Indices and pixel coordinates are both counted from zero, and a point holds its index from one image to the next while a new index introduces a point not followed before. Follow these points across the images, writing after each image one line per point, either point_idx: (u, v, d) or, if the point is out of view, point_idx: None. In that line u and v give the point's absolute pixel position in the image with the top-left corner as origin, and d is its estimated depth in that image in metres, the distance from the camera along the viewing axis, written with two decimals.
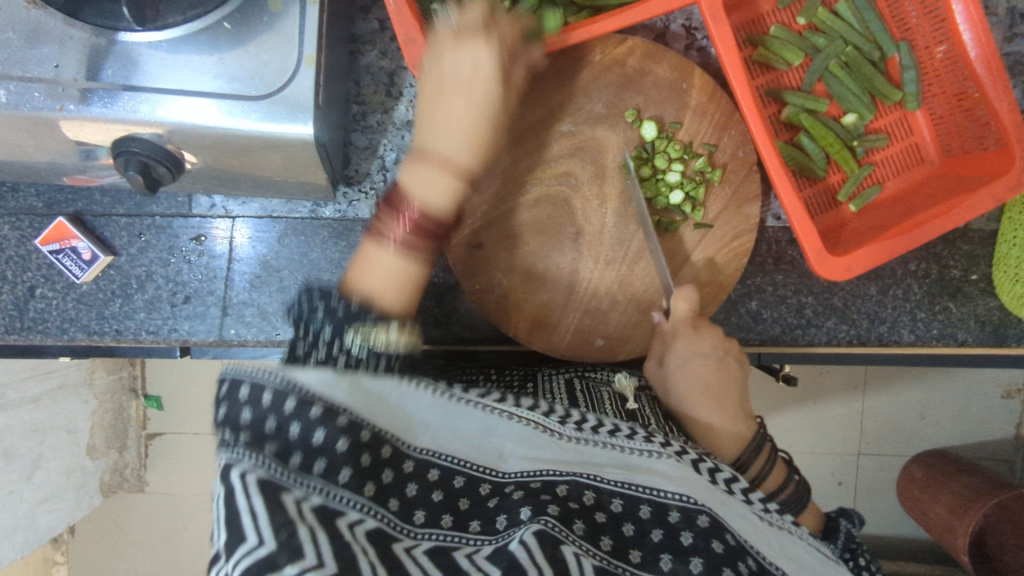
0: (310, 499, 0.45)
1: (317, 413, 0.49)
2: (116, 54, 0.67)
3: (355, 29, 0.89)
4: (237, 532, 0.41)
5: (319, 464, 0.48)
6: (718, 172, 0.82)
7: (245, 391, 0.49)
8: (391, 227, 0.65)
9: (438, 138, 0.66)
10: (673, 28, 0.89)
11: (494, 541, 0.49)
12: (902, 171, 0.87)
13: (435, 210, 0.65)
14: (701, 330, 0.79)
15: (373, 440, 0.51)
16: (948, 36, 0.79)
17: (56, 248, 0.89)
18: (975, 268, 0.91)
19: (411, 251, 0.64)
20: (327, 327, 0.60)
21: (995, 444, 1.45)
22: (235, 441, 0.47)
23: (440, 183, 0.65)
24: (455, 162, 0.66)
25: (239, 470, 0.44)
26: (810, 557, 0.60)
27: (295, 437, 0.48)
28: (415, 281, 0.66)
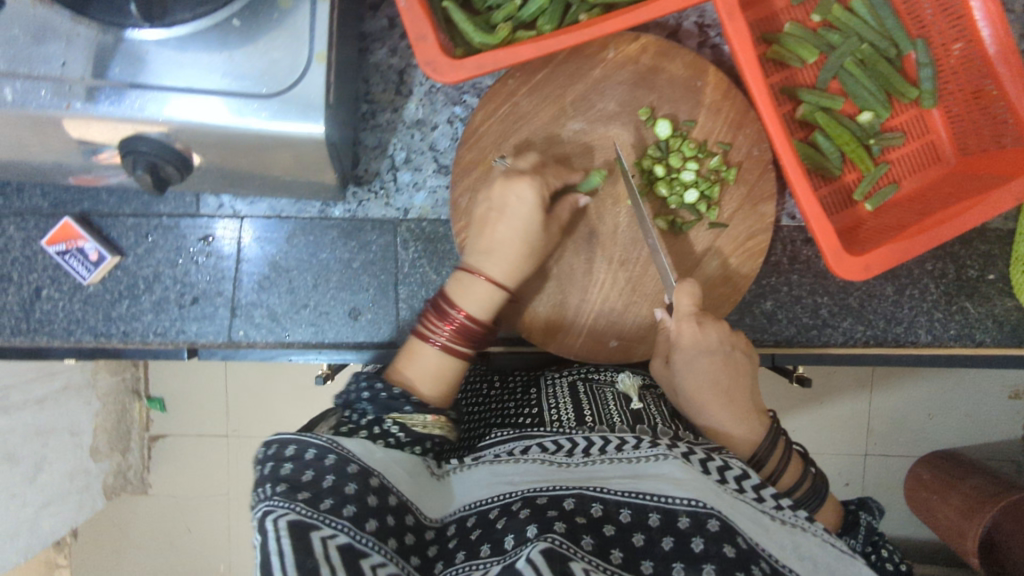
0: (337, 539, 0.50)
1: (354, 469, 0.57)
2: (124, 52, 0.66)
3: (364, 26, 0.88)
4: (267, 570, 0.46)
5: (348, 509, 0.53)
6: (733, 171, 0.81)
7: (289, 449, 0.58)
8: (438, 330, 0.73)
9: (484, 260, 0.74)
10: (686, 25, 0.88)
11: (503, 560, 0.51)
12: (918, 170, 0.86)
13: (478, 319, 0.74)
14: (707, 326, 0.76)
15: (399, 504, 0.58)
16: (966, 33, 0.79)
17: (63, 249, 0.88)
18: (992, 268, 0.90)
19: (453, 351, 0.73)
20: (369, 411, 0.68)
21: (1004, 445, 1.43)
22: (275, 490, 0.53)
23: (485, 297, 0.74)
24: (501, 281, 0.74)
25: (275, 516, 0.50)
26: (827, 555, 0.57)
27: (329, 485, 0.54)
28: (454, 377, 0.74)
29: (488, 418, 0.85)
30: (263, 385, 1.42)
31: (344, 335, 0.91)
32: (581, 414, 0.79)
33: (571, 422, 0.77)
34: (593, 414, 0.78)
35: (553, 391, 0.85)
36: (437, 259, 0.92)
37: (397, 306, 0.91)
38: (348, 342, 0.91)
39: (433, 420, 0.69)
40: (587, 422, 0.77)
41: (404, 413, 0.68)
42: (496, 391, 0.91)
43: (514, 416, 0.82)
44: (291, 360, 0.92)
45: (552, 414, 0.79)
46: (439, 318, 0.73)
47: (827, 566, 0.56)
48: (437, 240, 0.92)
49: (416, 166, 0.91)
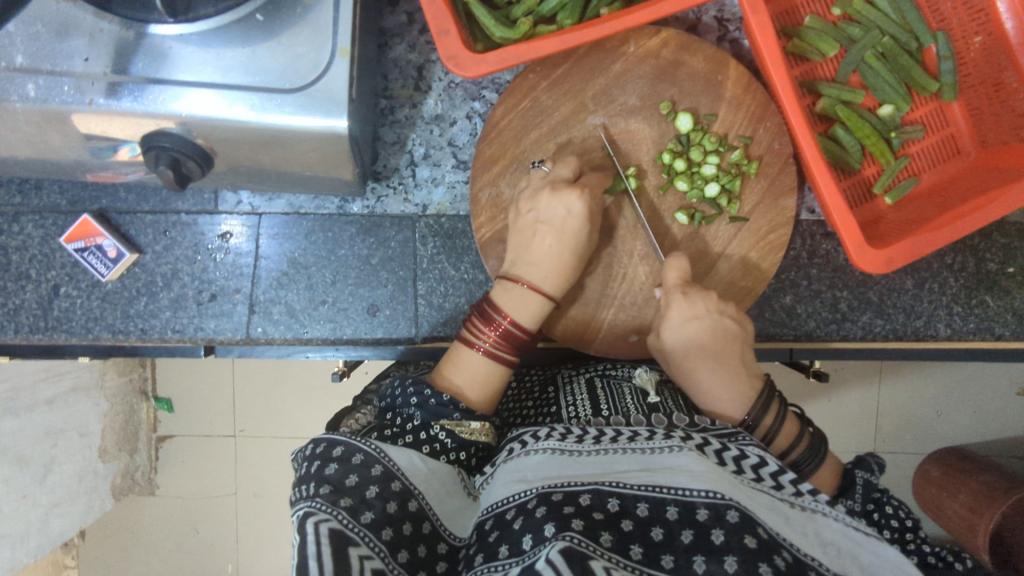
0: (372, 560, 0.52)
1: (397, 487, 0.60)
2: (146, 49, 0.66)
3: (383, 22, 0.89)
4: (303, 568, 0.48)
5: (386, 532, 0.56)
6: (754, 164, 0.81)
7: (337, 450, 0.61)
8: (482, 335, 0.75)
9: (531, 271, 0.76)
10: (705, 19, 0.89)
11: (522, 561, 0.51)
12: (937, 163, 0.86)
13: (523, 323, 0.76)
14: (692, 294, 0.76)
15: (432, 532, 0.60)
16: (988, 26, 0.81)
17: (81, 246, 0.88)
18: (1012, 260, 0.90)
19: (499, 358, 0.75)
20: (417, 416, 0.70)
21: (1012, 440, 1.44)
22: (319, 491, 0.57)
23: (530, 303, 0.76)
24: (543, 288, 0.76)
25: (319, 519, 0.53)
26: (850, 541, 0.55)
27: (370, 498, 0.57)
28: (498, 383, 0.76)
29: (507, 419, 0.86)
30: (274, 383, 1.41)
31: (362, 331, 0.91)
32: (598, 408, 0.78)
33: (588, 417, 0.76)
34: (609, 407, 0.78)
35: (570, 388, 0.84)
36: (456, 254, 0.91)
37: (416, 302, 0.91)
38: (366, 338, 0.91)
39: (477, 426, 0.71)
40: (603, 415, 0.76)
41: (454, 419, 0.70)
42: (513, 392, 0.91)
43: (534, 415, 0.83)
44: (309, 358, 0.92)
45: (569, 411, 0.79)
46: (484, 325, 0.75)
47: (853, 556, 0.54)
48: (456, 236, 0.92)
49: (434, 162, 0.91)
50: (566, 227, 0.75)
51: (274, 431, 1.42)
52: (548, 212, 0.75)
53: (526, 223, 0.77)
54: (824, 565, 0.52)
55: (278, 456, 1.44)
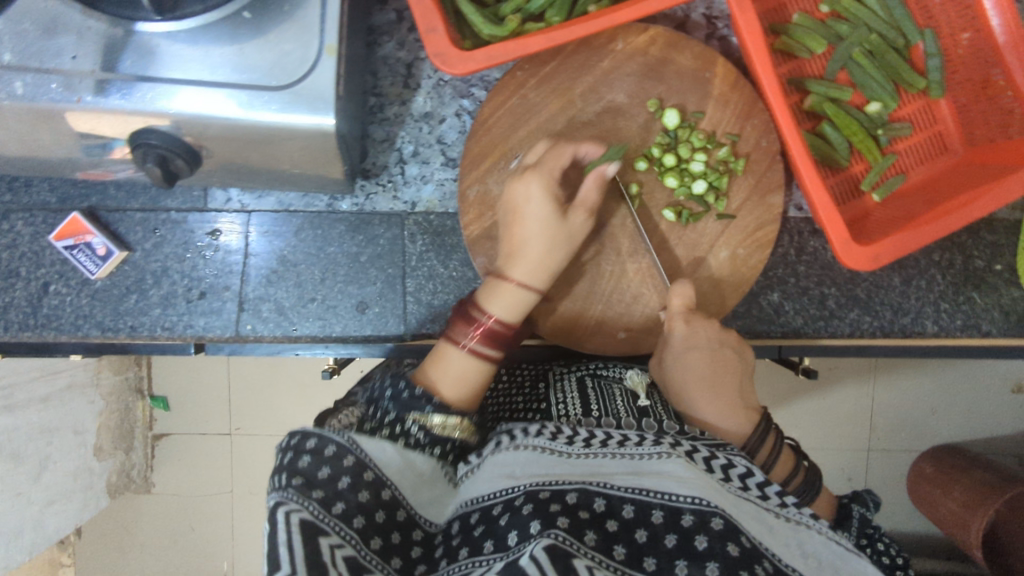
0: (342, 548, 0.54)
1: (369, 477, 0.61)
2: (135, 45, 0.66)
3: (373, 19, 0.89)
4: (275, 559, 0.49)
5: (358, 521, 0.58)
6: (741, 162, 0.81)
7: (310, 441, 0.62)
8: (465, 332, 0.74)
9: (514, 265, 0.75)
10: (694, 17, 0.89)
11: (506, 556, 0.52)
12: (925, 161, 0.86)
13: (506, 319, 0.74)
14: (694, 322, 0.77)
15: (407, 521, 0.62)
16: (975, 23, 0.79)
17: (71, 243, 0.88)
18: (999, 258, 0.91)
19: (482, 355, 0.74)
20: (390, 411, 0.69)
21: (1006, 438, 1.44)
22: (291, 482, 0.58)
23: (514, 298, 0.74)
24: (535, 279, 0.75)
25: (288, 510, 0.54)
26: (831, 554, 0.57)
27: (342, 489, 0.59)
28: (479, 381, 0.74)
29: (495, 414, 0.86)
30: (267, 381, 1.41)
31: (352, 329, 0.91)
32: (587, 407, 0.78)
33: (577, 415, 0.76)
34: (598, 407, 0.78)
35: (561, 386, 0.84)
36: (445, 251, 0.92)
37: (405, 299, 0.91)
38: (355, 335, 0.91)
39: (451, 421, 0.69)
40: (593, 415, 0.76)
41: (423, 412, 0.69)
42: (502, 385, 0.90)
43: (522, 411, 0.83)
44: (298, 355, 0.91)
45: (559, 410, 0.79)
46: (468, 324, 0.74)
47: (831, 566, 0.56)
48: (445, 233, 0.92)
49: (424, 159, 0.92)
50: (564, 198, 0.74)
51: (269, 429, 1.43)
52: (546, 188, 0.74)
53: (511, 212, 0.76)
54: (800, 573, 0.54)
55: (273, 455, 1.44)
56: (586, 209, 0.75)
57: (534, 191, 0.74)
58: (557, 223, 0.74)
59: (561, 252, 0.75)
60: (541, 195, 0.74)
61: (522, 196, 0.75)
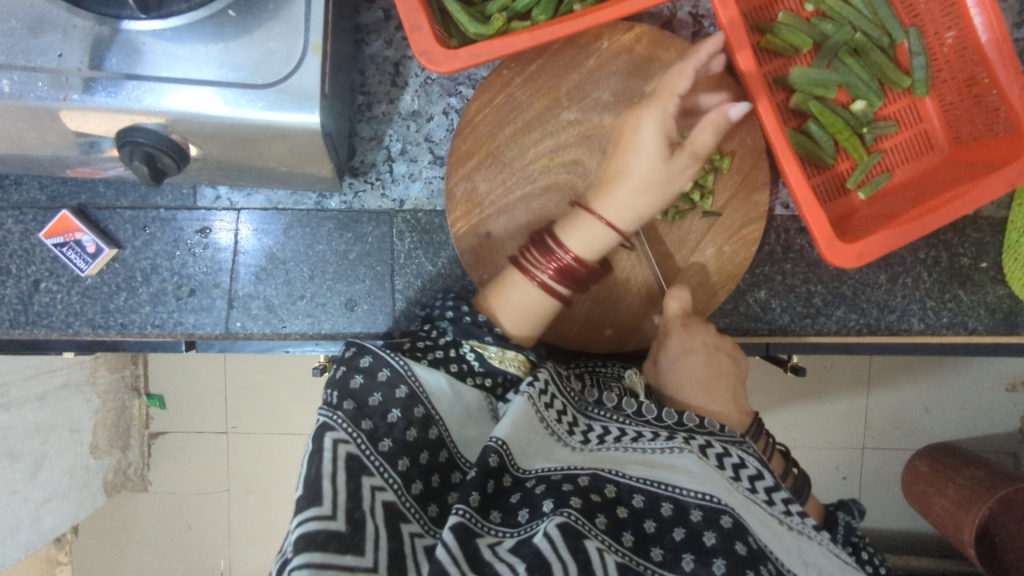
0: (384, 491, 0.54)
1: (419, 414, 0.62)
2: (120, 44, 0.67)
3: (360, 18, 0.89)
4: (314, 495, 0.49)
5: (402, 462, 0.57)
6: (727, 160, 0.81)
7: (366, 362, 0.64)
8: (540, 264, 0.76)
9: (603, 202, 0.76)
10: (680, 15, 0.89)
11: (516, 534, 0.50)
12: (911, 159, 0.87)
13: (584, 257, 0.76)
14: (691, 327, 0.78)
15: (449, 462, 0.61)
16: (959, 21, 0.79)
17: (60, 241, 0.88)
18: (984, 256, 0.91)
19: (551, 289, 0.76)
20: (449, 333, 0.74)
21: (1000, 436, 1.44)
22: (343, 404, 0.60)
23: (592, 237, 0.76)
24: (621, 218, 0.76)
25: (337, 437, 0.55)
26: (832, 563, 0.58)
27: (393, 421, 0.60)
28: (543, 314, 0.77)
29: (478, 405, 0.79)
30: (261, 378, 1.42)
31: (341, 326, 0.91)
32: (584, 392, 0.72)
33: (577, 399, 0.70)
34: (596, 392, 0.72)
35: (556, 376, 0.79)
36: (433, 249, 0.92)
37: (393, 296, 0.92)
38: (344, 332, 0.92)
39: (510, 355, 0.72)
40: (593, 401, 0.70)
41: (483, 341, 0.73)
42: None
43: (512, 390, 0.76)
44: (289, 352, 0.93)
45: None
46: (545, 256, 0.76)
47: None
48: (433, 231, 0.92)
49: (411, 157, 0.92)
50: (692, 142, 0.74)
51: (263, 427, 1.44)
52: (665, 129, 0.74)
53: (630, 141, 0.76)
54: None
55: (269, 453, 1.44)
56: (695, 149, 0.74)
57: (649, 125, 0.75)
58: (660, 164, 0.74)
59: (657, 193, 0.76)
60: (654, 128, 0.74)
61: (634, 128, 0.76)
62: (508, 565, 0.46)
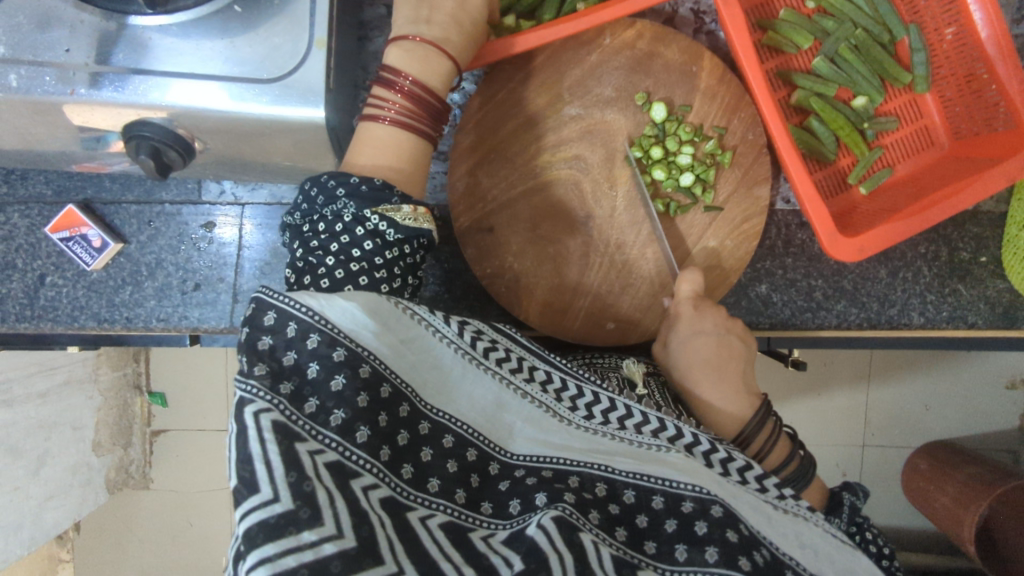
0: (324, 454, 0.45)
1: (340, 357, 0.51)
2: (127, 39, 0.67)
3: (364, 15, 0.90)
4: (252, 482, 0.40)
5: (336, 417, 0.48)
6: (728, 155, 0.82)
7: (269, 318, 0.51)
8: (386, 103, 0.69)
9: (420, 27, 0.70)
10: (682, 12, 0.90)
11: (509, 526, 0.49)
12: (912, 154, 0.87)
13: (428, 81, 0.69)
14: (703, 310, 0.79)
15: (393, 395, 0.53)
16: (958, 18, 0.80)
17: (67, 236, 0.89)
18: (984, 250, 0.92)
19: (408, 120, 0.69)
20: (348, 207, 0.64)
21: (999, 433, 1.45)
22: (253, 372, 0.47)
23: (427, 58, 0.69)
24: (443, 40, 0.70)
25: (257, 409, 0.44)
26: (829, 545, 0.59)
27: (314, 378, 0.50)
28: (420, 153, 0.71)
29: None
30: None
31: None
32: None
33: None
34: None
35: None
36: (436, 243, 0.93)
37: None
38: None
39: (419, 212, 0.67)
40: None
41: (391, 205, 0.65)
42: None
43: None
44: None
45: None
46: (385, 89, 0.69)
47: (830, 557, 0.57)
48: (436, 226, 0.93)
49: None
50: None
51: None
52: None
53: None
54: (803, 565, 0.55)
55: None
56: None
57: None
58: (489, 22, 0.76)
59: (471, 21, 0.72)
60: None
61: None
62: (503, 559, 0.44)
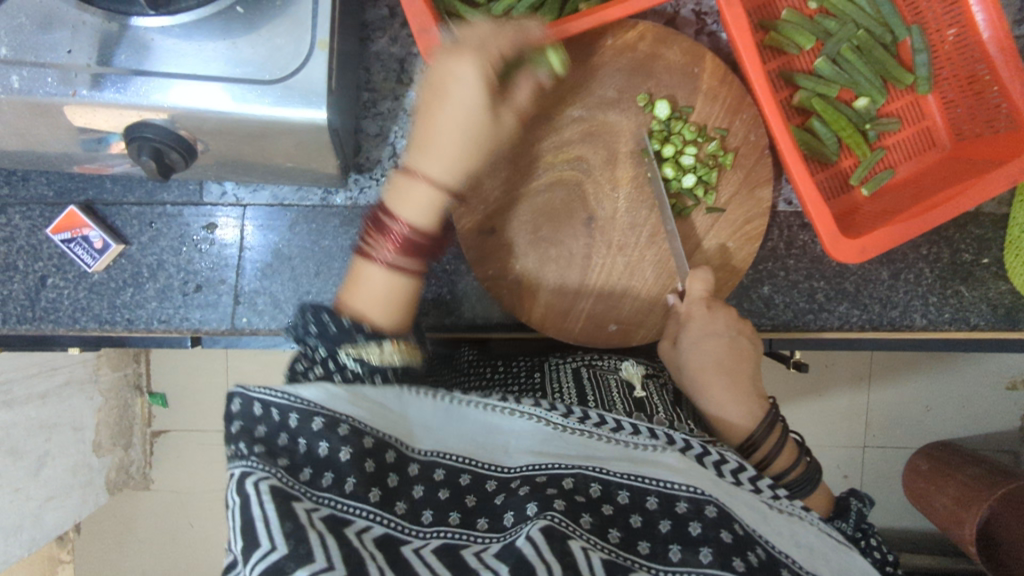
0: (318, 510, 0.46)
1: (320, 425, 0.51)
2: (129, 40, 0.67)
3: (366, 16, 0.90)
4: (252, 537, 0.42)
5: (325, 479, 0.49)
6: (730, 156, 0.82)
7: (254, 406, 0.52)
8: (381, 245, 0.65)
9: (427, 159, 0.66)
10: (683, 13, 0.90)
11: (502, 538, 0.49)
12: (914, 155, 0.87)
13: (423, 228, 0.65)
14: (715, 310, 0.80)
15: (377, 445, 0.52)
16: (960, 19, 0.80)
17: (68, 237, 0.89)
18: (986, 252, 0.92)
19: (400, 268, 0.65)
20: (319, 347, 0.61)
21: (1000, 434, 1.45)
22: (248, 452, 0.49)
23: (427, 201, 0.65)
24: (446, 181, 0.66)
25: (254, 479, 0.46)
26: (823, 544, 0.58)
27: (303, 450, 0.50)
28: (406, 297, 0.66)
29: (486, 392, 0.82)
30: (264, 375, 1.42)
31: None
32: (583, 396, 0.78)
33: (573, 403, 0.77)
34: (595, 397, 0.78)
35: (557, 375, 0.84)
36: None
37: None
38: None
39: (389, 347, 0.62)
40: (591, 403, 0.77)
41: (363, 344, 0.61)
42: (497, 373, 0.85)
43: (515, 385, 0.81)
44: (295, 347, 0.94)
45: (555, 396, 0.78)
46: (378, 233, 0.65)
47: (823, 555, 0.57)
48: None
49: None
50: (477, 131, 0.66)
51: None
52: (460, 98, 0.65)
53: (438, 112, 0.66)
54: (799, 564, 0.55)
55: None
56: (510, 107, 0.70)
57: (468, 75, 0.64)
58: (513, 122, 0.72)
59: (479, 150, 0.68)
60: (474, 82, 0.65)
61: (442, 71, 0.65)
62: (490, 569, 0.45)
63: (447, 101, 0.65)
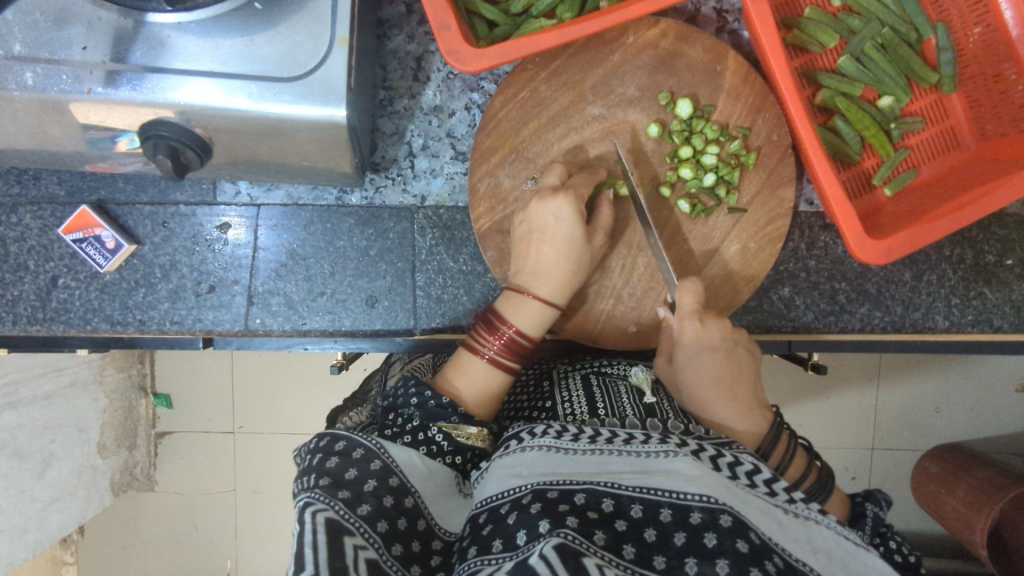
0: (367, 550, 0.52)
1: (395, 483, 0.60)
2: (144, 37, 0.65)
3: (381, 13, 0.89)
4: (299, 561, 0.46)
5: (381, 525, 0.55)
6: (753, 156, 0.81)
7: (339, 444, 0.61)
8: (485, 341, 0.76)
9: (535, 281, 0.77)
10: (704, 11, 0.89)
11: (515, 556, 0.50)
12: (938, 155, 0.86)
13: (528, 335, 0.76)
14: (706, 322, 0.77)
15: (427, 529, 0.60)
16: (987, 17, 0.80)
17: (80, 237, 0.88)
18: (1010, 253, 0.90)
19: (502, 365, 0.76)
20: (416, 417, 0.70)
21: (1012, 437, 1.43)
22: (318, 482, 0.56)
23: (540, 313, 0.76)
24: (551, 300, 0.77)
25: (317, 508, 0.52)
26: (840, 549, 0.55)
27: (368, 489, 0.57)
28: (499, 390, 0.76)
29: (505, 415, 0.85)
30: (271, 376, 1.41)
31: (361, 323, 0.91)
32: (593, 406, 0.77)
33: (584, 415, 0.75)
34: (606, 407, 0.77)
35: (566, 384, 0.83)
36: (455, 245, 0.92)
37: (414, 293, 0.91)
38: (365, 329, 0.91)
39: (475, 432, 0.71)
40: (600, 414, 0.75)
41: (451, 422, 0.70)
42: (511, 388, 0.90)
43: (528, 410, 0.81)
44: (307, 349, 0.92)
45: (565, 408, 0.77)
46: (489, 332, 0.76)
47: (842, 561, 0.54)
48: (454, 227, 0.92)
49: (433, 153, 0.92)
50: (574, 253, 0.77)
51: (275, 426, 1.42)
52: (562, 230, 0.76)
53: (541, 243, 0.77)
54: (814, 569, 0.52)
55: (279, 453, 1.44)
56: (603, 228, 0.78)
57: (563, 212, 0.75)
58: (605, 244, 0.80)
59: (579, 273, 0.78)
60: (569, 217, 0.75)
61: (539, 214, 0.76)
62: None
63: (542, 236, 0.76)
